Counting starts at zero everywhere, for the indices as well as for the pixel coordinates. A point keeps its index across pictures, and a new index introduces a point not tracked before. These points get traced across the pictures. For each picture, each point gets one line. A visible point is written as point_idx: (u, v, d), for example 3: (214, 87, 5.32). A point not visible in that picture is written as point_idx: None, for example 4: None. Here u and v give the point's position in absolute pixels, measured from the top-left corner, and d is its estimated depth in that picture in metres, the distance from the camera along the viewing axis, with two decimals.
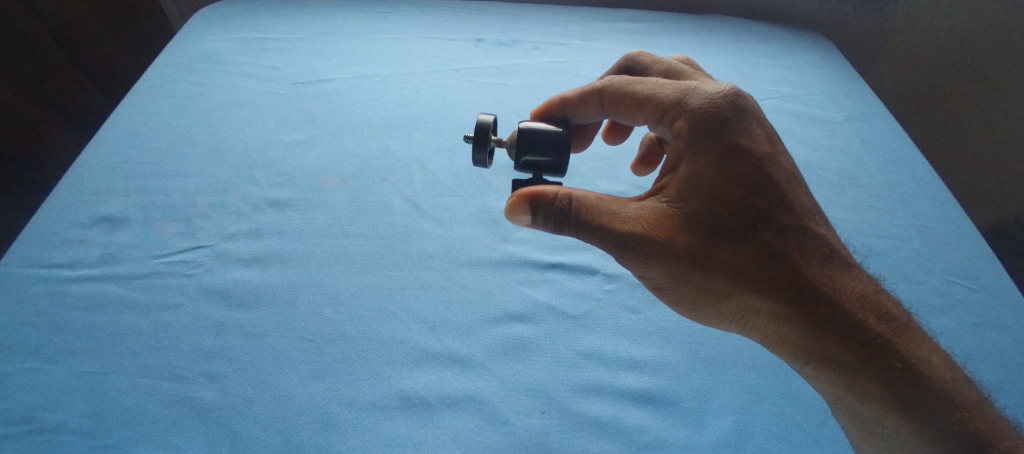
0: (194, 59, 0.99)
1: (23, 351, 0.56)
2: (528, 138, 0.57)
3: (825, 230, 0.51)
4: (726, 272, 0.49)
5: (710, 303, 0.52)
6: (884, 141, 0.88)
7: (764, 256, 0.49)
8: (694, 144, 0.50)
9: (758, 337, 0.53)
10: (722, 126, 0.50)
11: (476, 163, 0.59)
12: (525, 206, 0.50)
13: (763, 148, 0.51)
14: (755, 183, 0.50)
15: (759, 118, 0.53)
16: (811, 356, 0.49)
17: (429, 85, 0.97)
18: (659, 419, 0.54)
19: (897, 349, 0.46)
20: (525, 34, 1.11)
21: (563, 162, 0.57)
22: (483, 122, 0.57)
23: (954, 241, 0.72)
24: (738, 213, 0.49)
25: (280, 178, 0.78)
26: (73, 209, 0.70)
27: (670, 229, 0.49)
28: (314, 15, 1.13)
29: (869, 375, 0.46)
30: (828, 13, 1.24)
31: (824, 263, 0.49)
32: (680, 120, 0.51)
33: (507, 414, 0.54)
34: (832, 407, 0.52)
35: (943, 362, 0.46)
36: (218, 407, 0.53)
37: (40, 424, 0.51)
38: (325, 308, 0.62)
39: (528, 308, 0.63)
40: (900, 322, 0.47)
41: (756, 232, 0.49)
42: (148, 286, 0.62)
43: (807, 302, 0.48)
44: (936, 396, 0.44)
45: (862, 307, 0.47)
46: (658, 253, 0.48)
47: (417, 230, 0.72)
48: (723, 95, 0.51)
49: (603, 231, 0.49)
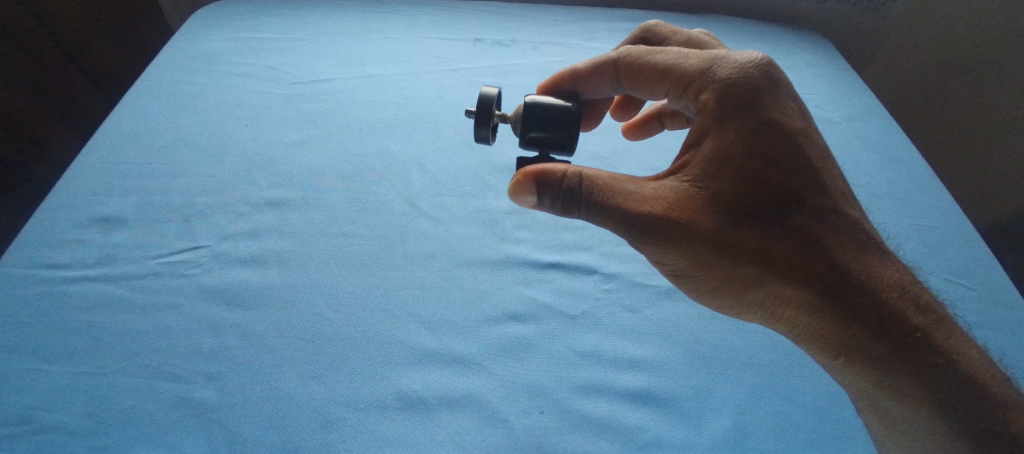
0: (191, 60, 0.98)
1: (25, 351, 0.56)
2: (534, 112, 0.56)
3: (856, 213, 0.50)
4: (753, 257, 0.47)
5: (734, 290, 0.51)
6: (885, 140, 0.87)
7: (794, 240, 0.47)
8: (720, 119, 0.49)
9: (782, 324, 0.52)
10: (754, 98, 0.49)
11: (478, 139, 0.59)
12: (531, 186, 0.50)
13: (795, 125, 0.50)
14: (787, 163, 0.49)
15: (790, 92, 0.51)
16: (836, 342, 0.48)
17: (427, 85, 0.96)
18: (657, 419, 0.54)
19: (927, 336, 0.45)
20: (523, 34, 1.10)
21: (571, 139, 0.56)
22: (486, 96, 0.57)
23: (957, 240, 0.71)
24: (769, 194, 0.48)
25: (278, 177, 0.78)
26: (73, 209, 0.70)
27: (694, 210, 0.47)
28: (312, 15, 1.13)
29: (896, 363, 0.45)
30: (827, 13, 1.22)
31: (856, 248, 0.48)
32: (707, 93, 0.50)
33: (504, 413, 0.54)
34: (851, 395, 0.52)
35: (970, 351, 0.46)
36: (217, 408, 0.53)
37: (41, 424, 0.51)
38: (324, 309, 0.62)
39: (526, 308, 0.63)
40: (930, 310, 0.46)
41: (785, 216, 0.48)
42: (148, 287, 0.63)
43: (836, 287, 0.47)
44: (971, 390, 0.44)
45: (892, 294, 0.46)
46: (680, 236, 0.47)
47: (415, 230, 0.72)
48: (753, 65, 0.50)
49: (618, 212, 0.48)
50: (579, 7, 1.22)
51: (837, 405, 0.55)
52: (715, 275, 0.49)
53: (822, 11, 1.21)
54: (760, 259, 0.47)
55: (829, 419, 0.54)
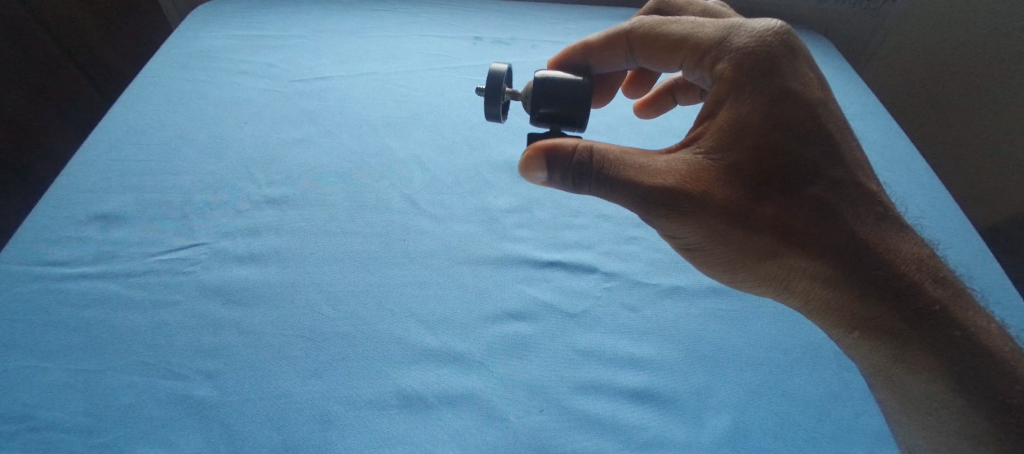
0: (191, 57, 0.98)
1: (23, 348, 0.56)
2: (543, 87, 0.55)
3: (876, 186, 0.50)
4: (771, 230, 0.47)
5: (750, 266, 0.51)
6: (884, 138, 0.87)
7: (814, 213, 0.47)
8: (737, 89, 0.49)
9: (797, 301, 0.52)
10: (773, 65, 0.49)
11: (488, 117, 0.59)
12: (540, 161, 0.50)
13: (814, 95, 0.49)
14: (805, 135, 0.48)
15: (809, 60, 0.51)
16: (853, 316, 0.48)
17: (427, 83, 0.96)
18: (658, 418, 0.54)
19: (947, 310, 0.45)
20: (524, 32, 1.09)
21: (582, 115, 0.55)
22: (496, 73, 0.57)
23: (958, 236, 0.70)
24: (786, 166, 0.48)
25: (278, 175, 0.77)
26: (71, 206, 0.70)
27: (709, 182, 0.47)
28: (312, 12, 1.12)
29: (913, 337, 0.46)
30: (825, 13, 1.22)
31: (875, 222, 0.48)
32: (724, 62, 0.50)
33: (504, 411, 0.54)
34: (866, 373, 0.52)
35: (988, 323, 0.46)
36: (216, 407, 0.53)
37: (40, 421, 0.51)
38: (323, 307, 0.62)
39: (526, 306, 0.63)
40: (952, 284, 0.47)
41: (804, 188, 0.48)
42: (147, 283, 0.63)
43: (852, 261, 0.47)
44: (989, 365, 0.44)
45: (912, 267, 0.47)
46: (696, 209, 0.47)
47: (415, 228, 0.71)
48: (772, 32, 0.50)
49: (631, 185, 0.47)
50: (579, 5, 1.21)
51: (838, 403, 0.55)
52: (730, 248, 0.49)
53: (822, 10, 1.21)
54: (775, 232, 0.47)
55: (829, 416, 0.54)
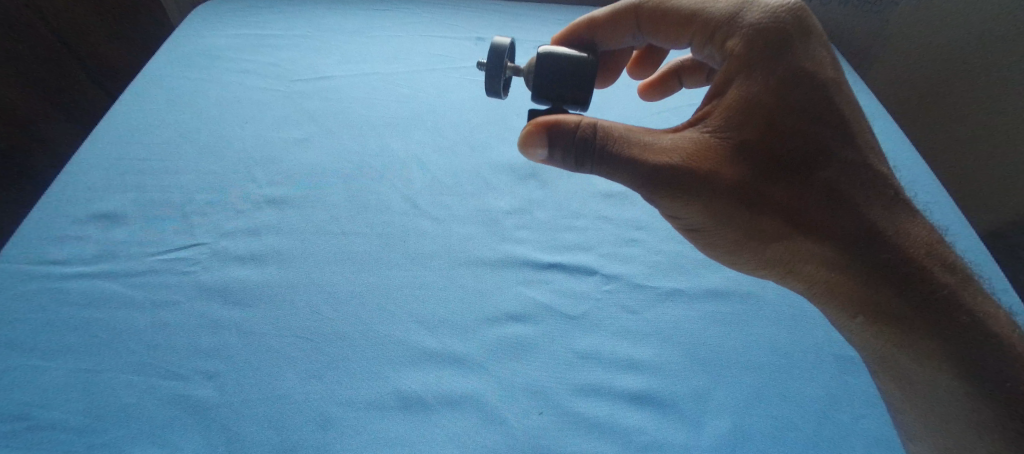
0: (193, 56, 0.98)
1: (23, 348, 0.56)
2: (547, 64, 0.55)
3: (884, 167, 0.50)
4: (777, 211, 0.47)
5: (755, 249, 0.51)
6: (886, 141, 0.86)
7: (821, 195, 0.48)
8: (747, 68, 0.49)
9: (801, 284, 0.52)
10: (785, 44, 0.49)
11: (490, 92, 0.59)
12: (544, 137, 0.49)
13: (826, 75, 0.49)
14: (819, 115, 0.48)
15: (821, 39, 0.51)
16: (858, 301, 0.48)
17: (429, 84, 0.96)
18: (657, 422, 0.54)
19: (955, 296, 0.45)
20: (526, 33, 1.09)
21: (585, 96, 0.55)
22: (499, 47, 0.56)
23: (958, 240, 0.70)
24: (795, 148, 0.48)
25: (278, 175, 0.77)
26: (72, 205, 0.70)
27: (716, 161, 0.47)
28: (314, 11, 1.12)
29: (918, 322, 0.46)
30: (828, 16, 1.21)
31: (885, 205, 0.48)
32: (734, 40, 0.51)
33: (504, 414, 0.54)
34: (868, 361, 0.53)
35: (996, 311, 0.46)
36: (215, 407, 0.53)
37: (38, 421, 0.51)
38: (323, 307, 0.62)
39: (525, 307, 0.63)
40: (961, 271, 0.47)
41: (811, 171, 0.48)
42: (146, 283, 0.63)
43: (860, 244, 0.47)
44: (996, 355, 0.44)
45: (922, 253, 0.47)
46: (703, 188, 0.47)
47: (415, 229, 0.71)
48: (786, 10, 0.50)
49: (637, 162, 0.47)
50: (581, 6, 1.22)
51: (837, 407, 0.55)
52: (737, 230, 0.49)
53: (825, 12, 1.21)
54: (783, 215, 0.47)
55: (830, 419, 0.54)
